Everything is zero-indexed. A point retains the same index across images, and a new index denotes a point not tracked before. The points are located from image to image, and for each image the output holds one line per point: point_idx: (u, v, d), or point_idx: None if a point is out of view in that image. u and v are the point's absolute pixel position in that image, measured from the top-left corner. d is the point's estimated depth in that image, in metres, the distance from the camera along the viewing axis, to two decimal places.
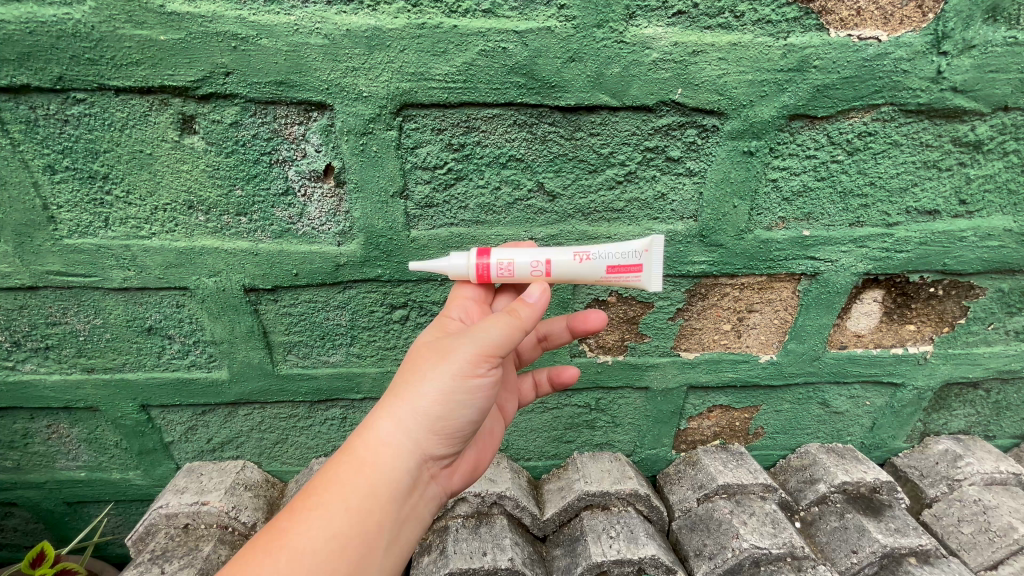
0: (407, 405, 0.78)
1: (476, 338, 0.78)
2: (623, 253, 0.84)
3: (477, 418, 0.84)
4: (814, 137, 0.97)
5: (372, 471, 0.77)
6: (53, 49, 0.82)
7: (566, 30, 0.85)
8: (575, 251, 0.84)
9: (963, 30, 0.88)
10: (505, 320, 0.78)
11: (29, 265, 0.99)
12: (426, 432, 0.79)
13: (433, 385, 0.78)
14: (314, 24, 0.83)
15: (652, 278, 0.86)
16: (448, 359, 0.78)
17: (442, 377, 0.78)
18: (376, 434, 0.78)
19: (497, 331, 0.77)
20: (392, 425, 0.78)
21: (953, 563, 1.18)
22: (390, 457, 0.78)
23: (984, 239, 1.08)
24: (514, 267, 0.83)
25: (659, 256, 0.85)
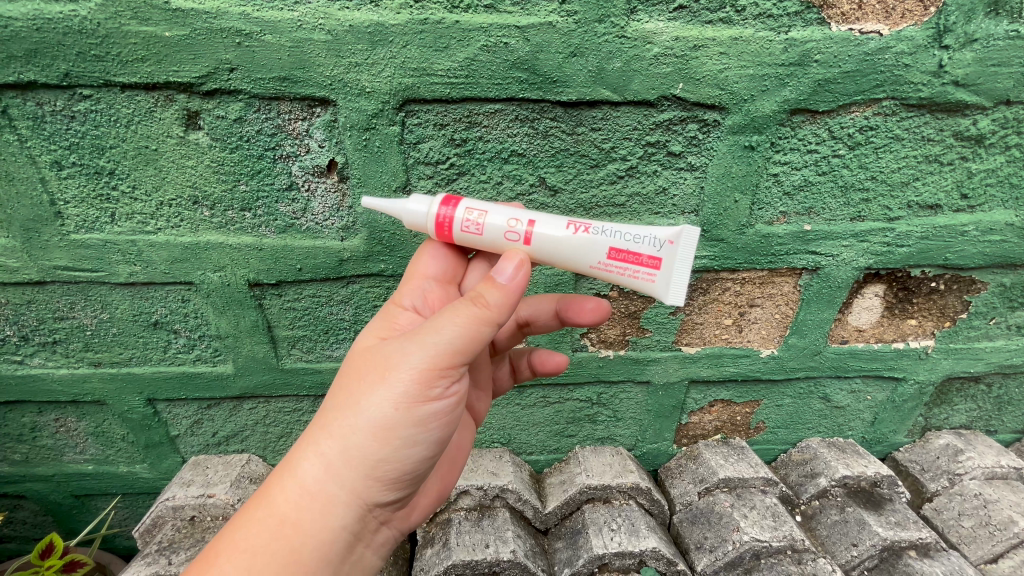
0: (337, 443, 0.71)
1: (424, 348, 0.70)
2: (640, 241, 0.76)
3: (427, 453, 0.76)
4: (815, 131, 0.98)
5: (309, 507, 0.71)
6: (60, 46, 0.83)
7: (567, 25, 0.85)
8: (571, 222, 0.77)
9: (965, 23, 0.88)
10: (458, 321, 0.69)
11: (36, 260, 1.00)
12: (360, 473, 0.72)
13: (377, 402, 0.70)
14: (318, 20, 0.83)
15: (669, 282, 0.76)
16: (394, 371, 0.70)
17: (386, 393, 0.70)
18: (314, 461, 0.71)
19: (448, 336, 0.69)
20: (327, 455, 0.71)
21: (953, 557, 1.19)
22: (327, 489, 0.71)
23: (985, 234, 1.08)
24: (485, 222, 0.76)
25: (684, 255, 0.76)
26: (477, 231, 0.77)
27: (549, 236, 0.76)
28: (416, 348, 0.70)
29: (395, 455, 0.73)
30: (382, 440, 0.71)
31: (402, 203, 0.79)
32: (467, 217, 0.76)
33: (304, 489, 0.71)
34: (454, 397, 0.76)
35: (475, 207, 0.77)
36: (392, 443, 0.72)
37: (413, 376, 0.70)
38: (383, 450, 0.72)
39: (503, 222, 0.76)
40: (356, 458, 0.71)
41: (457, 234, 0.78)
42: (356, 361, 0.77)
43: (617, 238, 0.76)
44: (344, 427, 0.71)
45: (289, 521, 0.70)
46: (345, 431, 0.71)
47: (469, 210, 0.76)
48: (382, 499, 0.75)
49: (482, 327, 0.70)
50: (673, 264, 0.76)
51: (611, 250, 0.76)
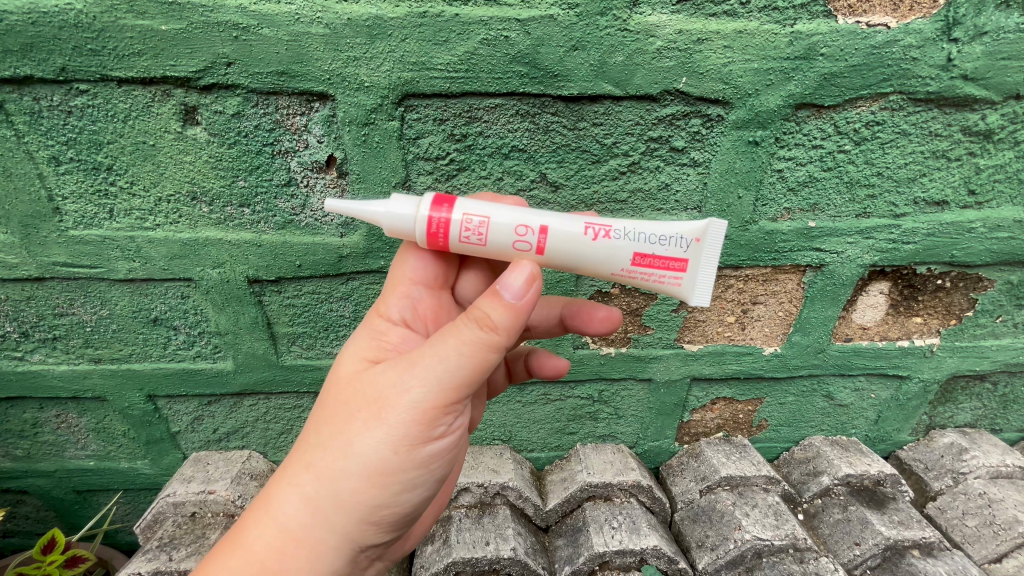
0: (334, 481, 0.70)
1: (425, 387, 0.69)
2: (666, 243, 0.75)
3: (427, 485, 0.76)
4: (821, 126, 0.96)
5: (305, 547, 0.70)
6: (55, 40, 0.82)
7: (569, 18, 0.84)
8: (590, 225, 0.74)
9: (975, 16, 0.87)
10: (461, 357, 0.68)
11: (35, 256, 1.00)
12: (360, 511, 0.71)
13: (377, 440, 0.69)
14: (316, 13, 0.82)
15: (695, 282, 0.76)
16: (395, 408, 0.69)
17: (384, 432, 0.69)
18: (310, 499, 0.70)
19: (452, 372, 0.69)
20: (324, 494, 0.70)
21: (957, 556, 1.18)
22: (320, 529, 0.70)
23: (992, 231, 1.07)
24: (488, 227, 0.72)
25: (710, 253, 0.76)
26: (480, 241, 0.73)
27: (566, 243, 0.74)
28: (417, 385, 0.69)
29: (396, 492, 0.73)
30: (381, 481, 0.71)
31: (382, 205, 0.72)
32: (466, 224, 0.72)
33: (297, 527, 0.70)
34: (455, 430, 0.76)
35: (473, 213, 0.72)
36: (394, 479, 0.71)
37: (414, 416, 0.69)
38: (384, 486, 0.71)
39: (510, 228, 0.73)
40: (352, 498, 0.70)
41: (455, 242, 0.73)
42: (346, 389, 0.75)
43: (641, 242, 0.74)
44: (343, 465, 0.70)
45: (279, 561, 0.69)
46: (341, 469, 0.70)
47: (466, 217, 0.72)
48: (376, 538, 0.75)
49: (484, 364, 0.70)
50: (697, 267, 0.76)
51: (636, 255, 0.74)
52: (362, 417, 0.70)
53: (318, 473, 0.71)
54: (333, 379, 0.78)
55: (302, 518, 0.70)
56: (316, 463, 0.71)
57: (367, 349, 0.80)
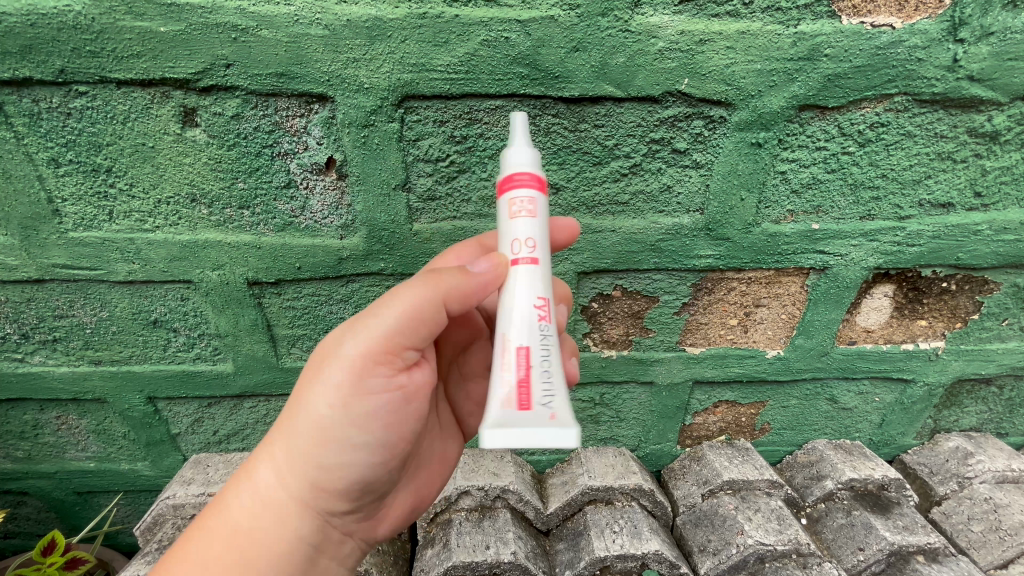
0: (288, 435, 0.76)
1: (364, 339, 0.73)
2: (548, 390, 0.70)
3: (379, 447, 0.78)
4: (825, 127, 0.95)
5: (264, 502, 0.77)
6: (55, 42, 0.82)
7: (569, 19, 0.83)
8: (545, 314, 0.73)
9: (981, 16, 0.86)
10: (393, 307, 0.73)
11: (34, 258, 1.00)
12: (308, 466, 0.76)
13: (320, 392, 0.74)
14: (316, 14, 0.82)
15: (508, 419, 0.69)
16: (334, 360, 0.74)
17: (325, 386, 0.74)
18: (269, 456, 0.77)
19: (383, 321, 0.73)
20: (280, 450, 0.77)
21: (961, 562, 1.17)
22: (280, 491, 0.77)
23: (999, 233, 1.06)
24: (518, 216, 0.72)
25: (524, 431, 0.68)
26: (509, 215, 0.72)
27: (521, 288, 0.72)
28: (353, 336, 0.74)
29: (342, 447, 0.76)
30: (324, 435, 0.75)
31: (520, 139, 0.73)
32: (520, 202, 0.71)
33: (261, 488, 0.77)
34: (404, 389, 0.77)
35: (535, 198, 0.72)
36: (338, 433, 0.75)
37: (353, 368, 0.73)
38: (330, 441, 0.76)
39: (525, 235, 0.72)
40: (303, 453, 0.75)
41: (501, 195, 0.73)
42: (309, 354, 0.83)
43: (541, 363, 0.71)
44: (294, 419, 0.76)
45: (248, 523, 0.76)
46: (293, 425, 0.76)
47: (524, 193, 0.72)
48: (332, 498, 0.79)
49: (420, 314, 0.73)
50: (537, 425, 0.69)
51: (527, 354, 0.71)
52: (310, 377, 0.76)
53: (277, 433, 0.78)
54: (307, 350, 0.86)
55: (266, 478, 0.77)
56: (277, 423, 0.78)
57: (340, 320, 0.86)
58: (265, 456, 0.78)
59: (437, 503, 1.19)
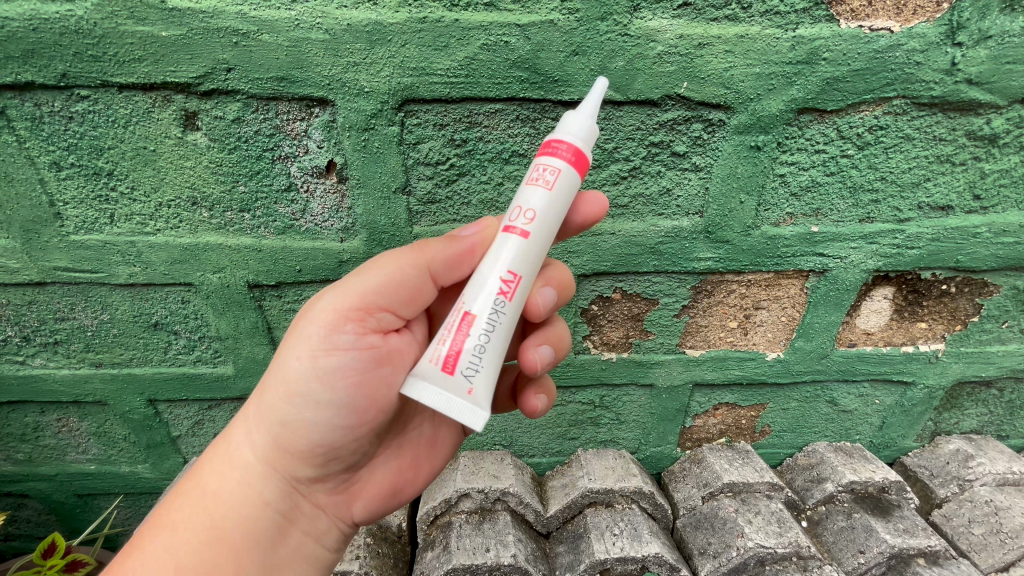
0: (260, 393, 0.80)
1: (337, 296, 0.77)
2: (470, 365, 0.71)
3: (341, 412, 0.78)
4: (823, 131, 0.95)
5: (230, 457, 0.81)
6: (57, 46, 0.82)
7: (569, 23, 0.84)
8: (506, 291, 0.73)
9: (979, 20, 0.86)
10: (368, 268, 0.78)
11: (36, 261, 1.00)
12: (272, 423, 0.79)
13: (290, 349, 0.78)
14: (316, 18, 0.82)
15: (426, 372, 0.72)
16: (308, 318, 0.78)
17: (298, 342, 0.77)
18: (245, 413, 0.82)
19: (356, 280, 0.77)
20: (253, 408, 0.81)
21: (962, 565, 1.17)
22: (247, 447, 0.80)
23: (998, 236, 1.06)
24: (539, 181, 0.73)
25: (432, 396, 0.70)
26: (534, 176, 0.73)
27: (502, 252, 0.73)
28: (327, 294, 0.78)
29: (302, 406, 0.78)
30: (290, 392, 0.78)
31: (588, 106, 0.73)
32: (550, 168, 0.72)
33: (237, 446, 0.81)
34: (370, 353, 0.78)
35: (566, 177, 0.73)
36: (300, 392, 0.77)
37: (325, 324, 0.77)
38: (293, 399, 0.78)
39: (533, 202, 0.72)
40: (270, 410, 0.79)
41: (540, 158, 0.74)
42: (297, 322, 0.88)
43: (478, 336, 0.72)
44: (268, 377, 0.80)
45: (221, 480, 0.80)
46: (268, 383, 0.80)
47: (558, 167, 0.72)
48: (294, 460, 0.81)
49: (394, 275, 0.78)
50: (455, 394, 0.70)
51: (471, 319, 0.72)
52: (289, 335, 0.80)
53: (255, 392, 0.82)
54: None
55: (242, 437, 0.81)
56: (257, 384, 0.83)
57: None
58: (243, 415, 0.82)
59: (437, 505, 1.19)
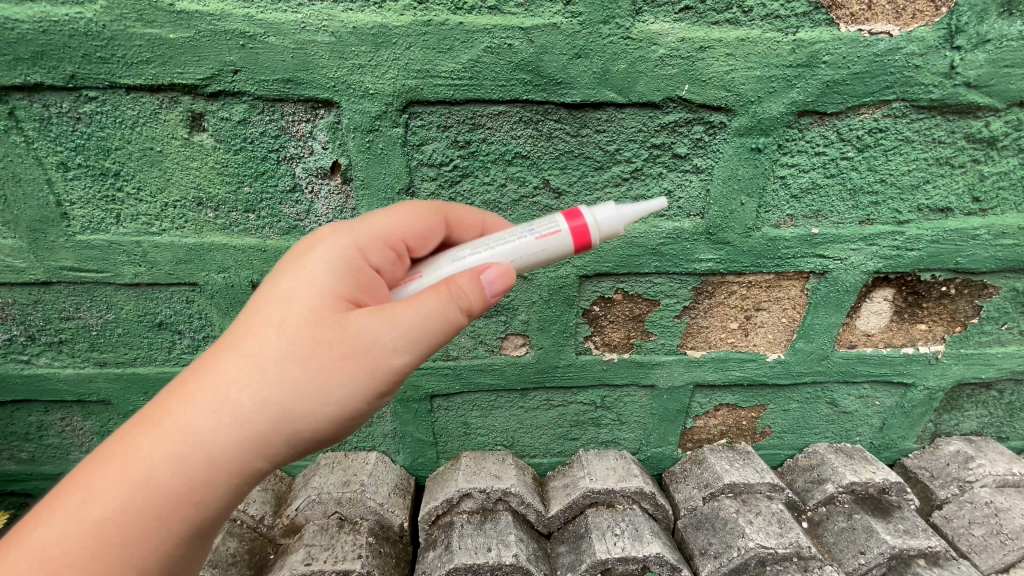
0: (275, 419, 0.64)
1: (368, 339, 0.66)
2: None
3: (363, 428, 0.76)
4: (824, 133, 0.96)
5: (210, 468, 0.65)
6: (65, 48, 0.83)
7: (572, 27, 0.85)
8: None
9: (977, 24, 0.87)
10: (444, 318, 0.68)
11: (42, 261, 1.01)
12: (293, 447, 0.67)
13: (339, 384, 0.65)
14: (322, 21, 0.83)
15: None
16: (365, 359, 0.65)
17: (338, 381, 0.65)
18: (231, 430, 0.64)
19: (432, 330, 0.67)
20: (257, 430, 0.64)
21: (962, 566, 1.17)
22: (243, 464, 0.66)
23: (997, 238, 1.07)
24: (547, 251, 0.77)
25: None
26: (547, 244, 0.77)
27: None
28: (394, 335, 0.66)
29: (338, 434, 0.70)
30: (286, 432, 0.65)
31: (626, 216, 0.77)
32: (559, 251, 0.78)
33: (183, 445, 0.64)
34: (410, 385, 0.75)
35: (554, 244, 0.77)
36: (345, 426, 0.69)
37: (350, 372, 0.65)
38: (332, 431, 0.68)
39: (528, 264, 0.78)
40: (292, 437, 0.66)
41: (561, 216, 0.78)
42: (278, 303, 0.69)
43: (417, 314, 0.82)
44: (290, 405, 0.64)
45: (149, 472, 0.64)
46: (254, 406, 0.64)
47: (556, 233, 0.76)
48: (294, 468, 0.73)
49: (437, 334, 0.68)
50: None
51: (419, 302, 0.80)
52: (297, 356, 0.65)
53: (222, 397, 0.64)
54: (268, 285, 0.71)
55: (189, 438, 0.64)
56: (229, 377, 0.65)
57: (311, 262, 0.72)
58: (196, 411, 0.65)
59: (439, 505, 1.21)
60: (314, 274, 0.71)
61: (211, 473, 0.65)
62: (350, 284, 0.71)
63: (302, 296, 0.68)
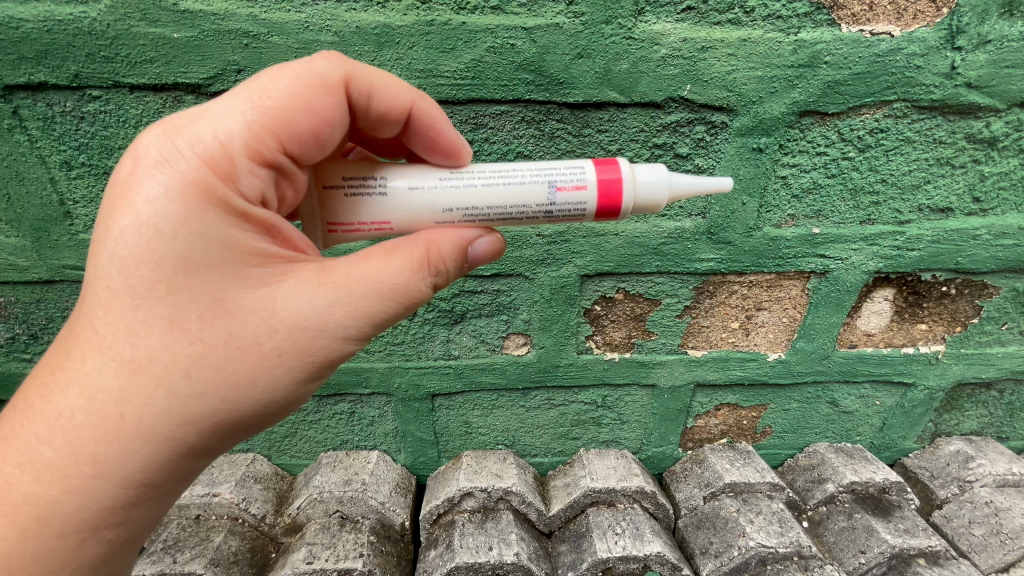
0: (211, 404, 0.63)
1: (297, 322, 0.63)
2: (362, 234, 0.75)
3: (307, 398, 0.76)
4: (825, 133, 0.96)
5: (143, 460, 0.63)
6: (70, 47, 0.83)
7: (575, 27, 0.85)
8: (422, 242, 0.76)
9: (978, 25, 0.87)
10: (390, 298, 0.66)
11: (45, 259, 1.01)
12: (236, 429, 0.66)
13: (280, 368, 0.64)
14: (325, 21, 0.83)
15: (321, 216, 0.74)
16: (306, 343, 0.64)
17: (278, 364, 0.64)
18: (160, 419, 0.62)
19: (378, 310, 0.66)
20: (191, 417, 0.62)
21: (962, 565, 1.18)
22: (180, 451, 0.64)
23: (998, 238, 1.07)
24: (551, 213, 0.72)
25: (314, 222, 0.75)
26: (556, 204, 0.71)
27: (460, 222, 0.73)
28: (336, 316, 0.64)
29: (283, 413, 0.70)
30: (217, 421, 0.64)
31: (656, 197, 0.72)
32: (563, 215, 0.72)
33: (88, 443, 0.61)
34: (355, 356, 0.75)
35: (571, 204, 0.71)
36: (289, 403, 0.69)
37: (282, 360, 0.64)
38: (275, 411, 0.68)
39: (521, 221, 0.73)
40: (233, 421, 0.65)
41: (592, 170, 0.71)
42: (167, 281, 0.60)
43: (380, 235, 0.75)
44: (226, 390, 0.63)
45: (60, 472, 0.62)
46: (168, 402, 0.61)
47: (580, 194, 0.71)
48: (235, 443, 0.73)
49: (379, 309, 0.65)
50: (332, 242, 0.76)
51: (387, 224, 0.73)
52: (209, 343, 0.62)
53: (124, 390, 0.61)
54: (122, 250, 0.60)
55: (93, 437, 0.61)
56: (145, 363, 0.61)
57: (161, 208, 0.60)
58: (94, 407, 0.61)
59: (441, 504, 1.21)
60: (176, 229, 0.60)
61: (130, 472, 0.62)
62: (240, 236, 0.63)
63: (178, 262, 0.60)
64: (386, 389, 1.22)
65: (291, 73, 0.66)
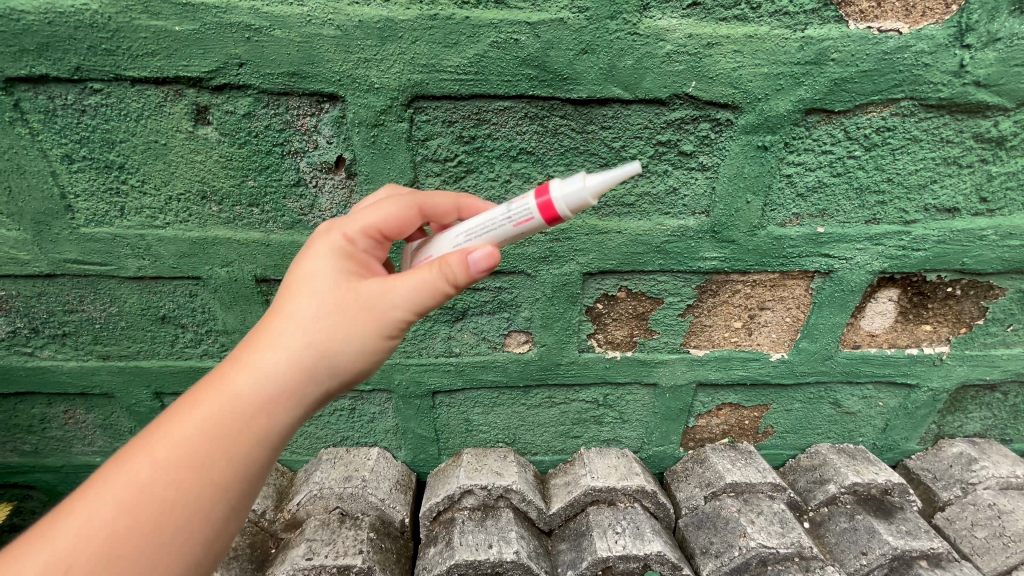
0: (290, 362, 0.66)
1: (365, 294, 0.69)
2: None
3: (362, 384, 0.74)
4: (830, 131, 0.96)
5: (223, 425, 0.63)
6: (71, 39, 0.83)
7: (579, 22, 0.84)
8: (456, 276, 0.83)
9: (987, 22, 0.86)
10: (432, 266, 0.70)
11: (47, 253, 1.01)
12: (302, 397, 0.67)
13: (347, 319, 0.68)
14: (327, 15, 0.83)
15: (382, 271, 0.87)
16: (369, 298, 0.69)
17: (347, 315, 0.68)
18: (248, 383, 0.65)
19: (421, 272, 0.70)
20: (273, 376, 0.66)
21: (965, 568, 1.17)
22: (256, 414, 0.64)
23: (1005, 238, 1.06)
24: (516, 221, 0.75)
25: None
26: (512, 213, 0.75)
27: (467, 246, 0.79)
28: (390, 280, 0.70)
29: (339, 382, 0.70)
30: (290, 381, 0.66)
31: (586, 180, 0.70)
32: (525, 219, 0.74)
33: (186, 464, 0.61)
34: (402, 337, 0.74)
35: (522, 208, 0.74)
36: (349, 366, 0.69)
37: (353, 312, 0.68)
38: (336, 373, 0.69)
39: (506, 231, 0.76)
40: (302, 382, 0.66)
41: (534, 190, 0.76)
42: (285, 281, 0.72)
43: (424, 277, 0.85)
44: (302, 343, 0.67)
45: (154, 458, 0.61)
46: (260, 366, 0.66)
47: (521, 202, 0.74)
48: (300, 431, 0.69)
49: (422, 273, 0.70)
50: None
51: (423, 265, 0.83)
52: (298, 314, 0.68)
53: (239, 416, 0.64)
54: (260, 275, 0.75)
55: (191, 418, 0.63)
56: (250, 345, 0.68)
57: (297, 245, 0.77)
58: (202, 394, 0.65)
59: (440, 502, 1.21)
60: (304, 252, 0.75)
61: (213, 436, 0.62)
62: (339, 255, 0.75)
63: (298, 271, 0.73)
64: (387, 386, 1.22)
65: (391, 200, 0.79)
